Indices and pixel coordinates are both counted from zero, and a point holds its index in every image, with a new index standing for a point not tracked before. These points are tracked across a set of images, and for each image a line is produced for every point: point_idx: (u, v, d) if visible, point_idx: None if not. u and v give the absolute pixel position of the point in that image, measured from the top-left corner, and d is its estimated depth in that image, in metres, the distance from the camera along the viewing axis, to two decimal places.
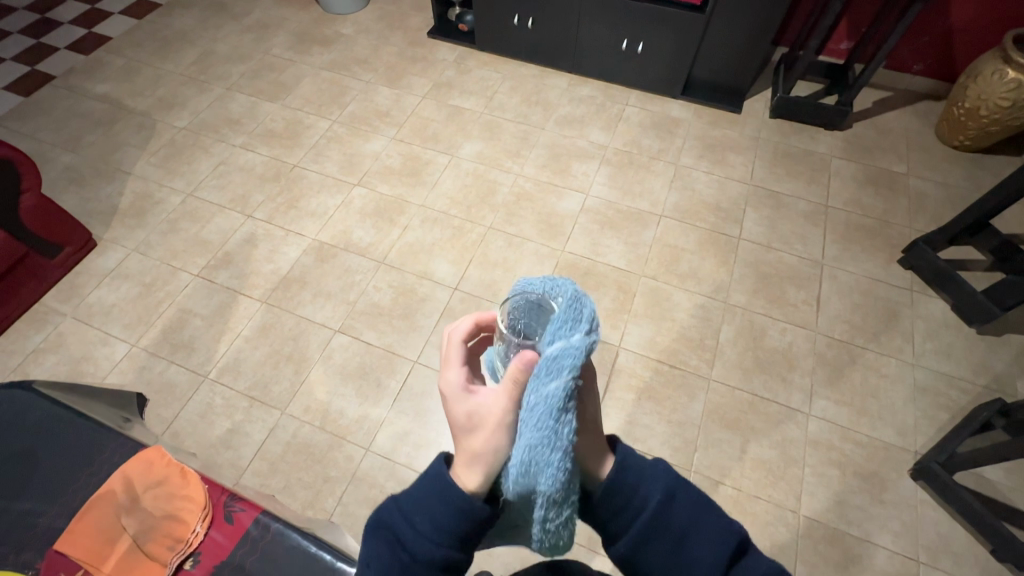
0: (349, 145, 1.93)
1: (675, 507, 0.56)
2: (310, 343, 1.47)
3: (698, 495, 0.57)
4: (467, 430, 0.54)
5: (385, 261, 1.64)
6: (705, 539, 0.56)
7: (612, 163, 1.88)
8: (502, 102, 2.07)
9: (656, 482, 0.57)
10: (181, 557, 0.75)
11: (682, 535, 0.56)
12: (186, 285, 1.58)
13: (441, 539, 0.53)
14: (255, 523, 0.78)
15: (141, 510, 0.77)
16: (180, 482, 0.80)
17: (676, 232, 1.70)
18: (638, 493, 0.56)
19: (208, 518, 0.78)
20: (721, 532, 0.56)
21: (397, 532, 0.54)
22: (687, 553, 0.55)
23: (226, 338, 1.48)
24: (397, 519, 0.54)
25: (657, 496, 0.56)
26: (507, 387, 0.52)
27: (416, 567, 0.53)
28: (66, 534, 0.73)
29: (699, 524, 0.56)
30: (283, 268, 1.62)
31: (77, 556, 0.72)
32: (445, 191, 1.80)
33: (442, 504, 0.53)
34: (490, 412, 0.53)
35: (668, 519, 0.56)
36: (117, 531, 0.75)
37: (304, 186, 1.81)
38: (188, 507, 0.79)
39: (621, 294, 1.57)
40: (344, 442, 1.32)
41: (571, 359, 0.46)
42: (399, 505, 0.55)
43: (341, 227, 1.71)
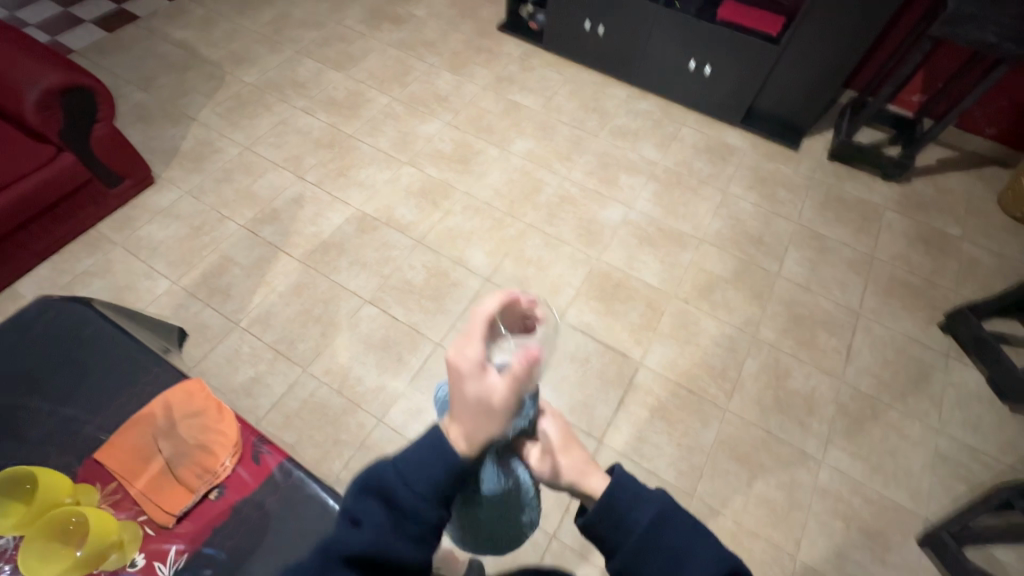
0: (405, 124, 1.97)
1: (665, 531, 0.56)
2: (340, 309, 1.51)
3: (693, 520, 0.57)
4: (474, 411, 0.49)
5: (423, 241, 1.67)
6: (701, 564, 0.54)
7: (659, 180, 1.88)
8: (560, 104, 2.08)
9: (649, 503, 0.57)
10: (207, 488, 0.77)
11: (674, 555, 0.55)
12: (232, 234, 1.64)
13: (438, 500, 0.52)
14: (278, 469, 0.79)
15: (176, 436, 0.79)
16: (216, 416, 0.81)
17: (713, 258, 1.69)
18: (633, 516, 0.57)
19: (236, 455, 0.79)
20: (717, 557, 0.55)
21: (392, 491, 0.52)
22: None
23: (262, 290, 1.53)
24: (393, 479, 0.52)
25: (647, 518, 0.56)
26: (510, 380, 0.49)
27: (410, 527, 0.51)
28: (106, 446, 0.77)
29: (694, 548, 0.55)
30: (324, 232, 1.66)
31: (113, 469, 0.76)
32: (491, 183, 1.82)
33: (446, 463, 0.52)
34: (495, 401, 0.49)
35: (657, 542, 0.55)
36: (152, 452, 0.78)
37: (356, 158, 1.85)
38: (219, 441, 0.80)
39: (649, 311, 1.57)
40: (357, 409, 1.35)
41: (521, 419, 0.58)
42: (396, 466, 0.53)
43: (386, 201, 1.75)
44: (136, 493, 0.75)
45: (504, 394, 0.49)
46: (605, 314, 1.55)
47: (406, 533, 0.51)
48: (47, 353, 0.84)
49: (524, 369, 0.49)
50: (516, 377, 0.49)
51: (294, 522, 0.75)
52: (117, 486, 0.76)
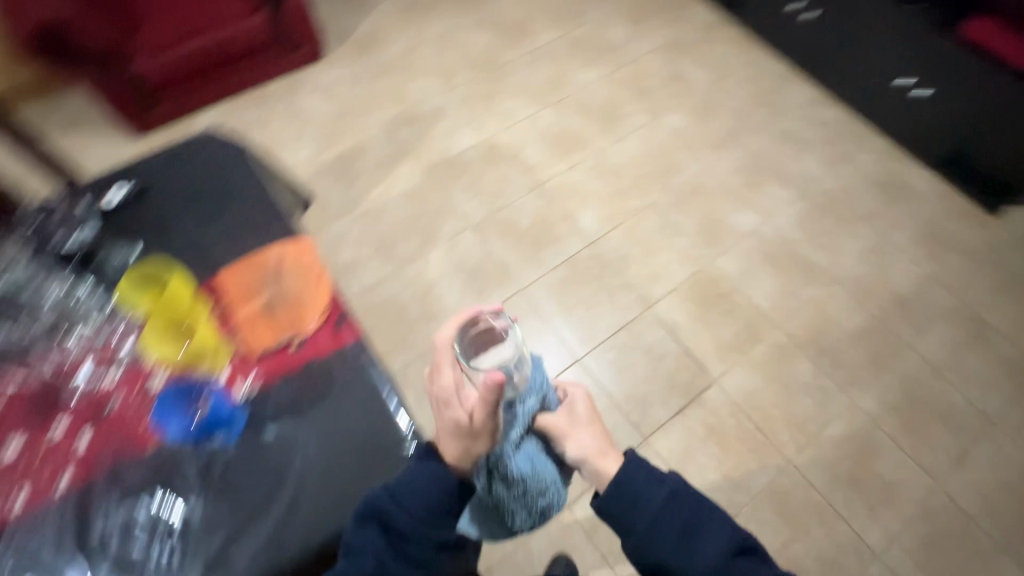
0: (563, 65, 1.91)
1: (676, 508, 0.55)
2: (444, 226, 1.56)
3: (706, 502, 0.56)
4: (459, 432, 0.58)
5: (541, 187, 1.65)
6: (712, 542, 0.53)
7: (810, 200, 1.68)
8: (730, 88, 1.90)
9: (662, 481, 0.57)
10: (289, 338, 0.71)
11: (686, 535, 0.54)
12: (373, 126, 1.73)
13: (433, 519, 0.59)
14: (352, 343, 0.72)
15: (278, 282, 0.75)
16: (316, 274, 0.76)
17: (839, 303, 1.51)
18: (644, 494, 0.56)
19: (324, 316, 0.73)
20: (729, 537, 0.54)
21: (389, 519, 0.58)
22: (691, 553, 0.53)
23: (383, 185, 1.62)
24: (388, 503, 0.59)
25: (660, 496, 0.56)
26: (482, 401, 0.54)
27: (411, 548, 0.59)
28: (220, 272, 0.75)
29: (704, 525, 0.54)
30: (453, 149, 1.70)
31: (219, 295, 0.74)
32: (628, 150, 1.74)
33: (441, 489, 0.59)
34: (472, 423, 0.56)
35: (669, 520, 0.55)
36: (254, 289, 0.74)
37: (505, 87, 1.84)
38: (312, 299, 0.74)
39: (745, 333, 1.45)
40: (431, 322, 1.42)
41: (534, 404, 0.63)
42: (388, 493, 0.60)
43: (519, 137, 1.74)
44: (230, 322, 0.72)
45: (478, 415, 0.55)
46: (697, 319, 1.46)
47: (405, 554, 0.58)
48: (183, 163, 0.86)
49: (492, 392, 0.52)
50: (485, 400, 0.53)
51: (350, 406, 0.68)
52: (222, 306, 0.73)
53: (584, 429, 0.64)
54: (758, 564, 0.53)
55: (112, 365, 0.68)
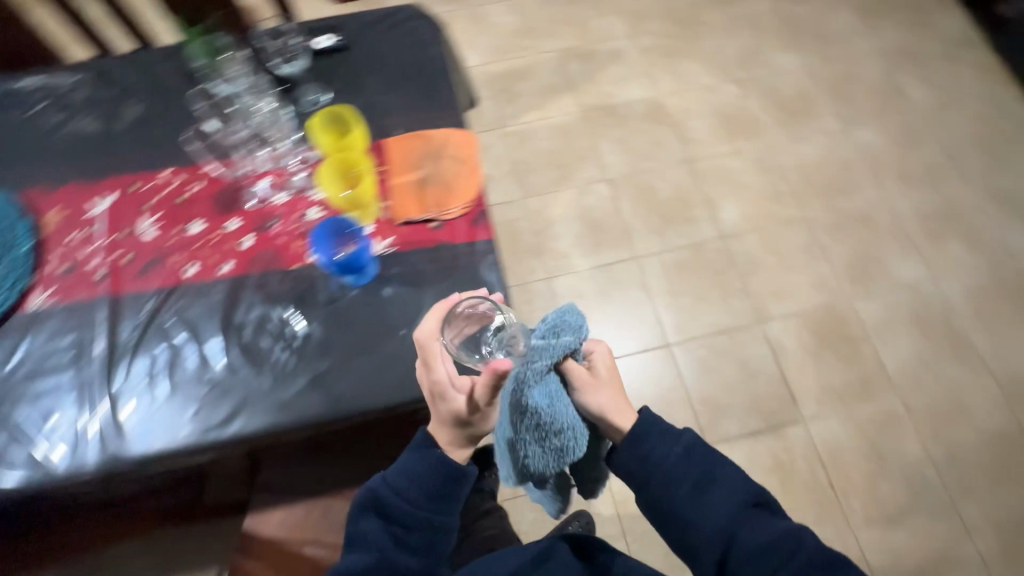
0: (763, 41, 1.72)
1: (689, 464, 0.64)
2: (581, 171, 1.54)
3: (717, 458, 0.64)
4: (461, 419, 0.65)
5: (692, 163, 1.55)
6: (721, 492, 0.62)
7: (996, 274, 1.43)
8: (952, 120, 1.62)
9: (677, 439, 0.65)
10: (430, 217, 0.75)
11: (699, 486, 0.63)
12: (546, 51, 1.70)
13: (427, 505, 0.69)
14: (482, 244, 0.74)
15: (436, 165, 0.78)
16: (471, 169, 0.78)
17: (982, 396, 1.31)
18: (663, 459, 0.64)
19: (466, 210, 0.76)
20: (737, 487, 0.63)
21: (387, 509, 0.69)
22: (701, 501, 0.62)
23: (538, 112, 1.61)
24: (385, 493, 0.69)
25: (675, 452, 0.64)
26: (485, 388, 0.60)
27: (410, 535, 0.69)
28: (392, 138, 0.80)
29: (715, 478, 0.63)
30: (616, 97, 1.64)
31: (385, 158, 0.79)
32: (801, 153, 1.57)
33: (436, 476, 0.69)
34: (470, 410, 0.63)
35: (682, 472, 0.63)
36: (415, 163, 0.78)
37: (694, 47, 1.71)
38: (461, 191, 0.77)
39: (856, 386, 1.32)
40: (538, 257, 1.44)
41: (565, 346, 0.64)
42: (385, 484, 0.70)
43: (688, 105, 1.63)
44: (387, 185, 0.77)
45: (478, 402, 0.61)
46: (808, 352, 1.35)
47: (406, 539, 0.69)
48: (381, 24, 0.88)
49: (497, 379, 0.58)
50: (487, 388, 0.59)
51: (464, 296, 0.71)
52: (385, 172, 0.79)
53: (603, 387, 0.68)
54: (765, 512, 0.63)
55: (287, 187, 0.77)
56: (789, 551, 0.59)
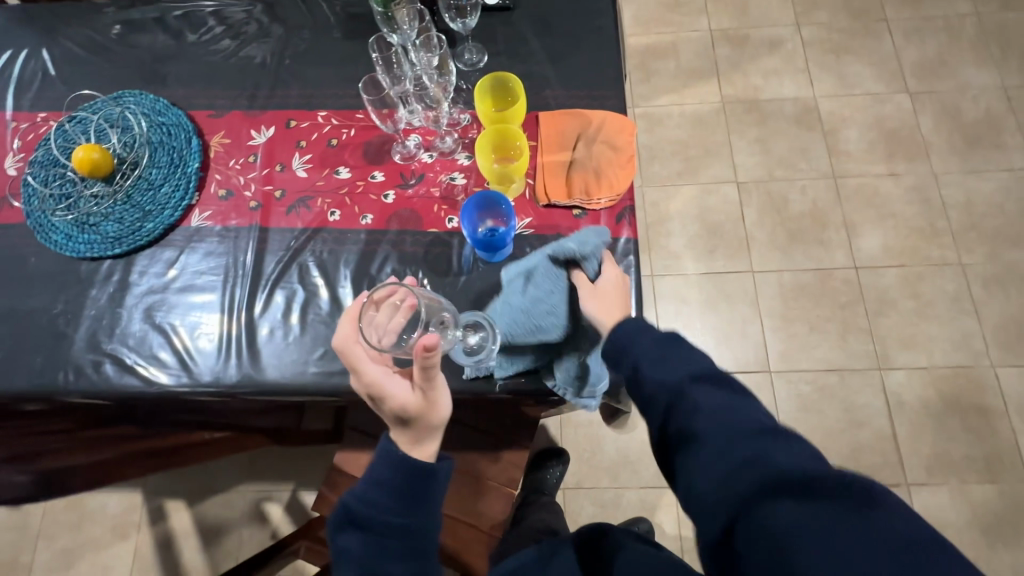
0: (955, 52, 1.48)
1: (630, 339, 0.58)
2: (709, 167, 1.42)
3: (667, 336, 0.57)
4: (409, 418, 0.61)
5: (838, 180, 1.39)
6: (661, 367, 0.55)
7: None
8: None
9: (624, 321, 0.60)
10: (573, 205, 0.72)
11: (638, 360, 0.56)
12: (695, 29, 1.56)
13: (398, 507, 0.60)
14: (625, 243, 0.70)
15: (588, 150, 0.74)
16: (624, 161, 0.73)
17: None
18: (629, 334, 0.58)
19: (612, 204, 0.71)
20: (684, 362, 0.55)
21: (357, 519, 0.60)
22: (638, 376, 0.56)
23: (673, 96, 1.50)
24: (353, 503, 0.60)
25: (618, 328, 0.59)
26: (425, 370, 0.58)
27: (391, 540, 0.60)
28: (548, 112, 0.76)
29: (660, 354, 0.56)
30: (765, 92, 1.48)
31: (537, 133, 0.75)
32: (972, 189, 1.36)
33: (402, 478, 0.60)
34: (414, 398, 0.60)
35: (624, 347, 0.58)
36: (567, 144, 0.74)
37: (866, 47, 1.51)
38: (609, 182, 0.72)
39: (979, 463, 1.17)
40: (645, 252, 1.37)
41: (567, 251, 0.64)
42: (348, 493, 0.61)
43: (848, 114, 1.45)
44: (534, 164, 0.74)
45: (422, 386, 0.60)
46: (930, 414, 1.21)
47: (387, 546, 0.60)
48: None
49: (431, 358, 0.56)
50: (426, 366, 0.57)
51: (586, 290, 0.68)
52: None
53: (602, 295, 0.64)
54: (724, 388, 0.53)
55: (436, 147, 0.76)
56: (739, 420, 0.49)
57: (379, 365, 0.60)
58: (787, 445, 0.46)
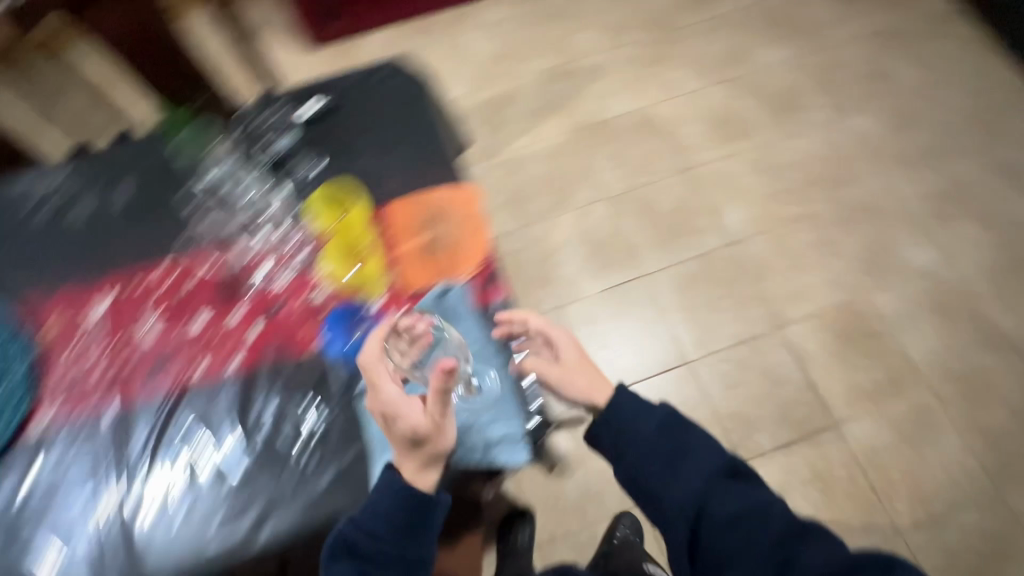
0: (746, 40, 1.70)
1: (656, 433, 0.63)
2: (578, 192, 1.51)
3: (688, 429, 0.64)
4: (415, 441, 0.63)
5: (691, 171, 1.53)
6: (692, 466, 0.61)
7: (1011, 251, 1.41)
8: (943, 98, 1.60)
9: (650, 415, 0.64)
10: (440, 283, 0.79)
11: (670, 457, 0.62)
12: (527, 74, 1.68)
13: (392, 539, 0.61)
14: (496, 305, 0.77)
15: (442, 228, 0.81)
16: (474, 229, 0.81)
17: (1014, 378, 1.28)
18: (644, 421, 0.64)
19: (476, 272, 0.79)
20: (708, 459, 0.61)
21: (354, 550, 0.61)
22: (672, 474, 0.61)
23: (525, 138, 1.59)
24: (351, 534, 0.61)
25: (642, 421, 0.64)
26: (438, 391, 0.60)
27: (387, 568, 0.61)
28: (395, 202, 0.82)
29: (687, 451, 0.62)
30: (605, 112, 1.61)
31: (392, 225, 0.81)
32: (798, 149, 1.55)
33: (403, 509, 0.61)
34: (417, 422, 0.62)
35: (652, 442, 0.63)
36: (420, 229, 0.81)
37: (675, 53, 1.69)
38: (467, 251, 0.80)
39: (885, 382, 1.29)
40: (545, 286, 1.41)
41: (448, 292, 0.77)
42: (348, 522, 0.62)
43: (679, 113, 1.61)
44: (397, 255, 0.80)
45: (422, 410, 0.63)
46: (832, 353, 1.32)
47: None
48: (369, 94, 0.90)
49: (444, 381, 0.59)
50: (437, 389, 0.60)
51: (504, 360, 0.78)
52: None
53: (574, 367, 0.70)
54: (746, 483, 0.61)
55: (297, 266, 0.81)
56: (765, 520, 0.57)
57: (388, 382, 0.65)
58: (810, 542, 0.55)
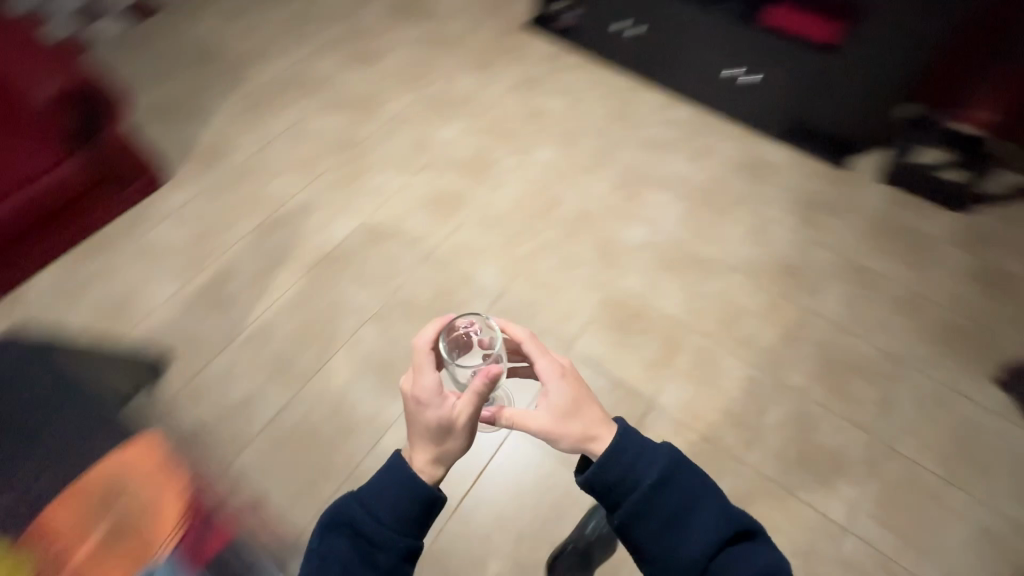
0: (423, 128, 1.89)
1: (662, 492, 0.73)
2: (339, 328, 1.46)
3: (696, 485, 0.75)
4: (439, 429, 0.75)
5: (432, 256, 1.60)
6: (699, 522, 0.73)
7: (688, 199, 1.74)
8: (587, 111, 1.95)
9: (652, 469, 0.74)
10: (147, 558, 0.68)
11: (676, 515, 0.73)
12: (236, 242, 1.61)
13: (399, 530, 0.73)
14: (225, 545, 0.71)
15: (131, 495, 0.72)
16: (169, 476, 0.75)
17: (741, 290, 1.56)
18: (642, 479, 0.73)
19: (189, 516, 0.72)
20: (715, 519, 0.73)
21: (358, 527, 0.73)
22: (677, 529, 0.72)
23: (264, 299, 1.50)
24: (360, 515, 0.73)
25: (648, 480, 0.73)
26: (473, 397, 0.74)
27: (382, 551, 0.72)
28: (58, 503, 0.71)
29: (693, 508, 0.73)
30: (330, 242, 1.62)
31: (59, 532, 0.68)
32: (507, 196, 1.73)
33: (411, 501, 0.74)
34: (453, 415, 0.75)
35: (658, 500, 0.73)
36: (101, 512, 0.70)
37: (369, 165, 1.79)
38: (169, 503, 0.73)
39: (666, 346, 1.46)
40: (349, 436, 1.31)
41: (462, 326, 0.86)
42: (359, 502, 0.74)
43: (397, 212, 1.69)
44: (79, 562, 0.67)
45: (458, 406, 0.75)
46: (618, 346, 1.45)
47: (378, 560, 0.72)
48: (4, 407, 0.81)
49: (481, 385, 0.73)
50: (477, 389, 0.74)
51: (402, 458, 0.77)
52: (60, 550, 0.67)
53: (578, 411, 0.81)
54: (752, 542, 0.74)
55: None
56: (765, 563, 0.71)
57: (427, 386, 0.75)
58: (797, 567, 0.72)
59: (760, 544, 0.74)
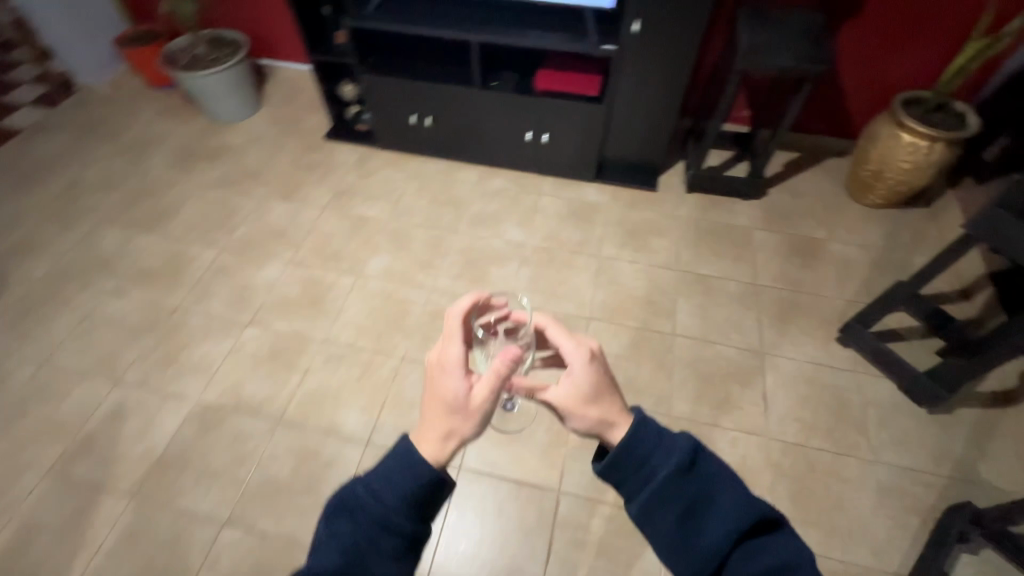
0: (240, 276, 1.72)
1: (685, 479, 0.64)
2: (191, 549, 1.22)
3: (718, 469, 0.66)
4: (455, 407, 0.69)
5: (284, 417, 1.42)
6: (718, 514, 0.64)
7: (530, 263, 1.76)
8: (410, 206, 1.92)
9: (671, 453, 0.66)
10: None
11: (695, 503, 0.64)
12: (32, 489, 1.31)
13: (405, 512, 0.63)
14: None
15: None
16: None
17: (607, 336, 1.57)
18: (659, 466, 0.65)
19: None
20: (738, 508, 0.63)
21: (361, 506, 0.62)
22: (695, 519, 0.64)
23: (83, 556, 1.22)
24: (364, 494, 0.63)
25: (666, 468, 0.65)
26: (496, 377, 0.70)
27: (385, 537, 0.62)
28: None
29: (714, 496, 0.64)
30: (157, 446, 1.37)
31: None
32: (351, 320, 1.61)
33: (417, 479, 0.64)
34: (471, 398, 0.69)
35: (678, 488, 0.64)
36: None
37: (187, 337, 1.59)
38: None
39: (555, 423, 1.40)
40: None
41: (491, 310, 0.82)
42: (365, 487, 0.64)
43: (231, 381, 1.49)
44: None
45: (476, 389, 0.70)
46: (508, 442, 1.37)
47: (383, 538, 0.61)
48: None
49: (504, 368, 0.70)
50: (499, 373, 0.70)
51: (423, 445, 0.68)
52: None
53: (600, 399, 0.72)
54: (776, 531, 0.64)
55: None
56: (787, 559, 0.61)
57: (453, 361, 0.71)
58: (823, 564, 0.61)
59: (788, 535, 0.64)
